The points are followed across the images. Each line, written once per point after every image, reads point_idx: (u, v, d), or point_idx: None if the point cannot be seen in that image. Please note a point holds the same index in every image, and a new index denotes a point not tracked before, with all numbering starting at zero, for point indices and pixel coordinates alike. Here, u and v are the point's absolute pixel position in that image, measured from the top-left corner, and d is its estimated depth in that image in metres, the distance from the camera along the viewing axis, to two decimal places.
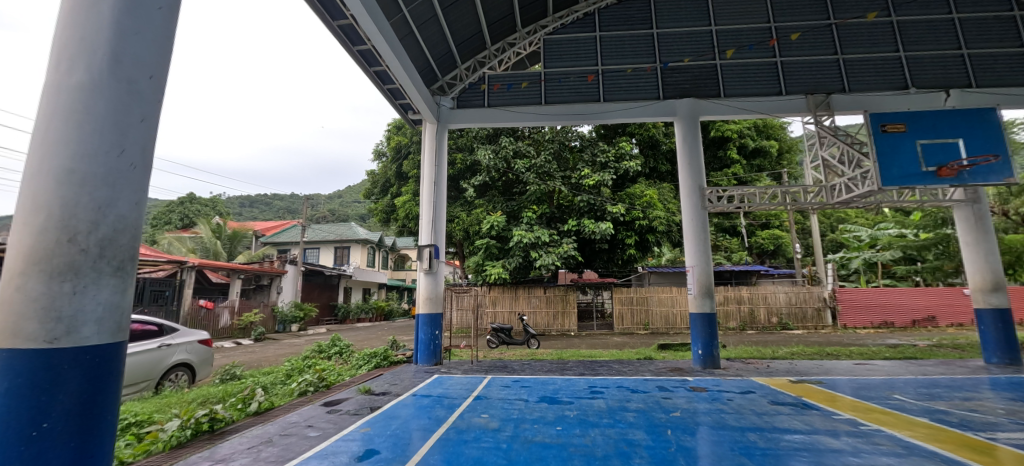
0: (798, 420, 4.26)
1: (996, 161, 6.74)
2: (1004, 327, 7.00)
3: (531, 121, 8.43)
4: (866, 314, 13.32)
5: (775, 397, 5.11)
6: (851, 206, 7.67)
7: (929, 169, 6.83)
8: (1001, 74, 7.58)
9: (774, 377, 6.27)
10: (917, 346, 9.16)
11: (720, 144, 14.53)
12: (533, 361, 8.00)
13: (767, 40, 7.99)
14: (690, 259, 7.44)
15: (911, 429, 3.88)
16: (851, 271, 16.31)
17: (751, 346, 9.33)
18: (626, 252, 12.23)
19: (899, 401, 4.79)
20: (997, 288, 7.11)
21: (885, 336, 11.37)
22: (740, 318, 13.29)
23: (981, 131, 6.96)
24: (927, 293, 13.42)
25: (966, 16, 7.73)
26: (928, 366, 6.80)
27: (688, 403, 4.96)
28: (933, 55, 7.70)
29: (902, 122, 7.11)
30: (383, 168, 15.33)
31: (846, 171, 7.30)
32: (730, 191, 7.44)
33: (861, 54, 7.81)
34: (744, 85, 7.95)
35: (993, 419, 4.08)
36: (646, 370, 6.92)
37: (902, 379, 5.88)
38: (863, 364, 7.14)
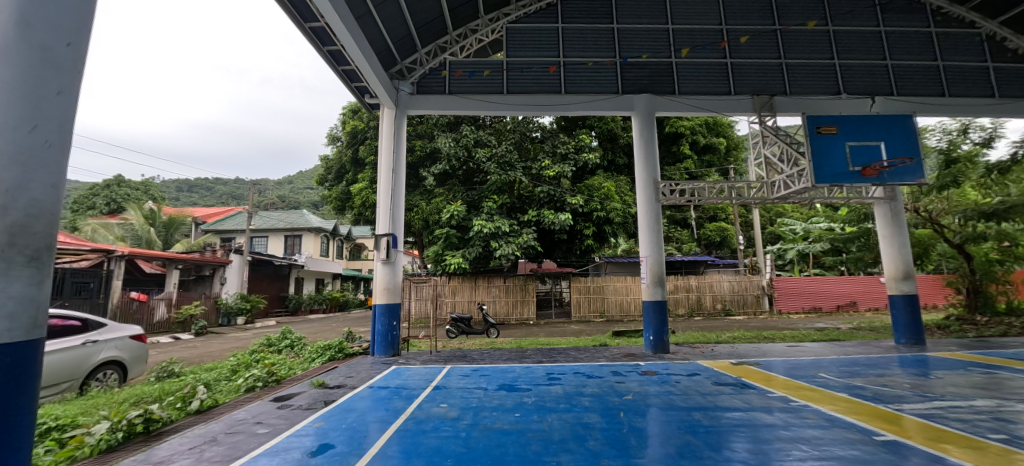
0: (738, 399, 4.60)
1: (911, 163, 7.50)
2: (912, 311, 7.86)
3: (492, 110, 8.30)
4: (799, 300, 14.55)
5: (718, 378, 5.50)
6: (788, 201, 8.30)
7: (855, 169, 7.50)
8: (917, 85, 8.42)
9: (717, 359, 6.71)
10: (840, 329, 10.13)
11: (673, 140, 15.18)
12: (492, 349, 8.05)
13: (719, 41, 8.37)
14: (644, 249, 7.73)
15: (834, 404, 4.29)
16: (787, 261, 17.82)
17: (697, 332, 9.93)
18: (584, 242, 12.61)
19: (824, 379, 5.30)
20: (907, 277, 7.95)
21: (814, 321, 12.48)
22: (688, 305, 14.05)
23: (900, 135, 7.70)
24: (851, 281, 14.88)
25: (890, 29, 8.49)
26: (848, 347, 7.55)
27: (640, 387, 5.21)
28: (863, 64, 8.40)
29: (835, 124, 7.75)
30: (338, 153, 14.72)
31: (785, 168, 7.87)
32: (682, 184, 7.77)
33: (801, 59, 8.39)
34: (697, 83, 8.30)
35: (902, 393, 4.60)
36: (601, 357, 7.19)
37: (826, 359, 6.50)
38: (796, 346, 7.79)
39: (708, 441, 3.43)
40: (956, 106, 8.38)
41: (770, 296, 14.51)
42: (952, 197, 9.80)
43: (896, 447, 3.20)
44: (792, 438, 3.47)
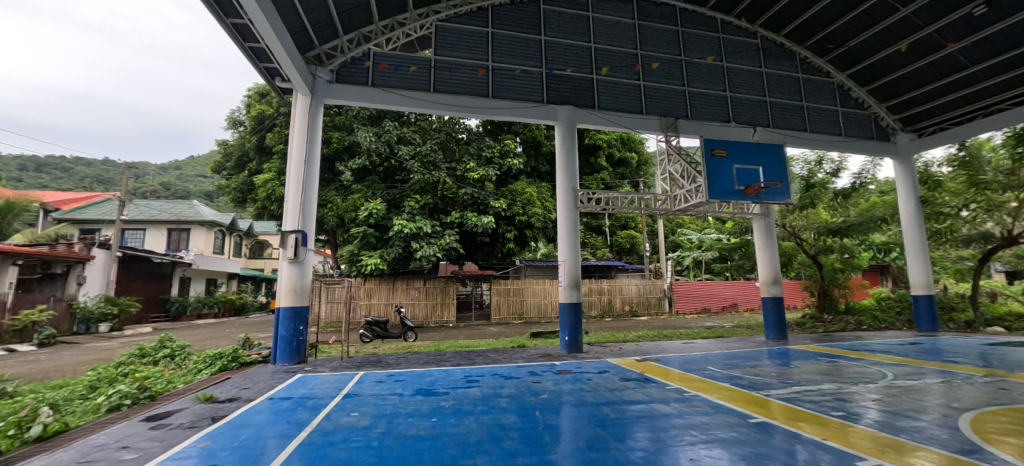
0: (640, 392, 5.02)
1: (781, 185, 8.87)
2: (779, 311, 9.24)
3: (418, 107, 8.05)
4: (693, 301, 16.31)
5: (624, 374, 5.94)
6: (687, 213, 9.25)
7: (740, 188, 8.66)
8: (788, 120, 10.01)
9: (624, 357, 7.25)
10: (725, 327, 11.56)
11: (591, 152, 16.13)
12: (409, 353, 7.79)
13: (633, 64, 9.11)
14: (562, 254, 8.07)
15: (718, 393, 4.89)
16: (684, 267, 19.87)
17: (608, 332, 10.62)
18: (506, 245, 12.78)
19: (711, 371, 6.02)
20: (775, 282, 9.35)
21: (705, 320, 14.08)
22: (601, 307, 14.90)
23: (773, 162, 9.07)
24: (734, 285, 17.08)
25: (770, 71, 10.01)
26: (731, 343, 8.65)
27: (554, 385, 5.43)
28: (748, 98, 9.77)
29: (725, 148, 8.87)
30: (239, 139, 13.22)
31: (685, 184, 8.80)
32: (598, 193, 8.27)
33: (701, 88, 9.48)
34: (614, 101, 8.92)
35: (770, 381, 5.40)
36: (519, 358, 7.35)
37: (713, 353, 7.38)
38: (689, 343, 8.72)
39: (614, 433, 3.69)
40: (814, 141, 10.14)
41: (670, 298, 16.02)
42: (810, 216, 11.67)
43: (765, 427, 3.74)
44: (685, 425, 3.88)
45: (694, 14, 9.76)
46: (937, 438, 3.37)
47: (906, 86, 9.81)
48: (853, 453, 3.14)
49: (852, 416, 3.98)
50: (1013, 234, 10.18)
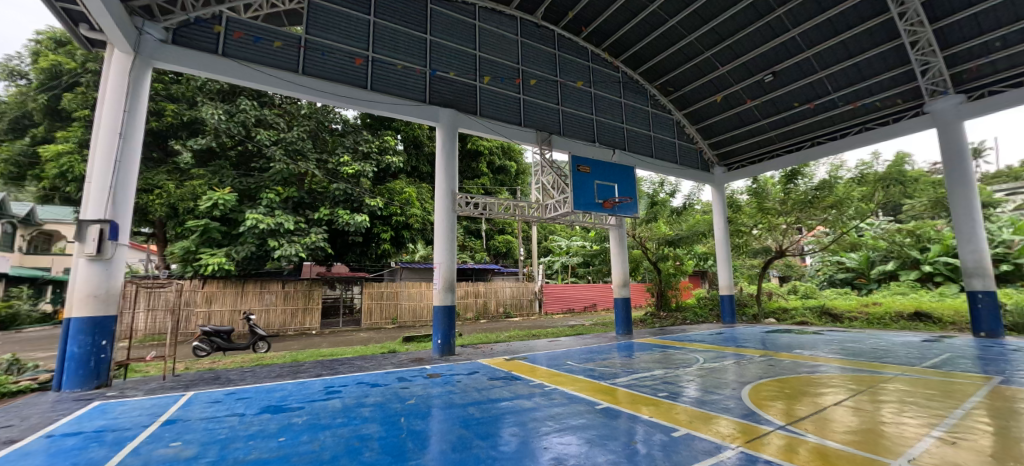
0: (506, 390, 5.26)
1: (631, 201, 10.30)
2: (627, 310, 10.65)
3: (284, 90, 7.16)
4: (559, 302, 17.69)
5: (492, 374, 6.16)
6: (557, 221, 10.08)
7: (600, 201, 9.79)
8: (639, 145, 11.83)
9: (494, 357, 7.51)
10: (584, 325, 12.85)
11: (473, 157, 16.41)
12: (259, 366, 6.82)
13: (514, 78, 9.59)
14: (438, 256, 7.98)
15: (574, 385, 5.41)
16: (553, 270, 21.43)
17: (481, 333, 10.86)
18: (381, 247, 12.31)
19: (570, 365, 6.63)
20: (624, 284, 10.70)
21: (569, 319, 15.41)
22: (476, 309, 15.09)
23: (625, 180, 10.49)
24: (594, 287, 19.02)
25: (626, 102, 11.75)
26: (588, 339, 9.65)
27: (423, 390, 5.35)
28: (610, 123, 11.23)
29: (588, 165, 9.91)
30: (18, 96, 10.03)
31: (554, 195, 9.58)
32: (476, 198, 8.45)
33: (572, 109, 10.49)
34: (495, 110, 9.23)
35: (615, 371, 6.18)
36: (388, 364, 7.04)
37: (573, 349, 8.14)
38: (554, 340, 9.46)
39: (478, 431, 3.80)
40: (657, 166, 12.11)
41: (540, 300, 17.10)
42: (653, 228, 13.60)
43: (606, 411, 4.28)
44: (542, 417, 4.20)
45: (569, 41, 10.76)
46: (727, 407, 4.26)
47: (722, 129, 12.64)
48: (668, 425, 3.78)
49: (671, 395, 4.78)
50: (783, 247, 13.09)
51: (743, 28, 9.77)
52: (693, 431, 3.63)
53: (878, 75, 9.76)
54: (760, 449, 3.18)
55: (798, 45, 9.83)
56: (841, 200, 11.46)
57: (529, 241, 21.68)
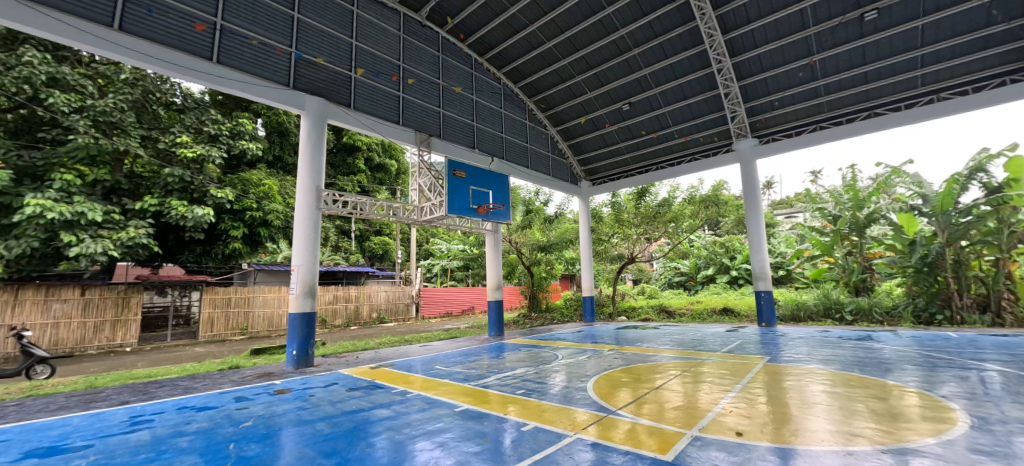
0: (365, 401, 4.93)
1: (503, 208, 10.88)
2: (500, 312, 11.01)
3: (92, 46, 5.72)
4: (438, 306, 17.41)
5: (352, 385, 5.74)
6: (433, 224, 10.06)
7: (475, 207, 10.08)
8: (516, 155, 12.54)
9: (358, 366, 7.02)
10: (459, 328, 12.89)
11: (349, 152, 15.40)
12: (31, 398, 5.22)
13: (391, 74, 9.22)
14: (296, 257, 7.17)
15: (438, 389, 5.33)
16: (432, 274, 21.04)
17: (348, 341, 10.07)
18: (230, 245, 11.41)
19: (438, 370, 6.56)
20: (498, 287, 11.11)
21: (445, 323, 15.28)
22: (346, 315, 13.92)
23: (499, 188, 11.05)
24: (472, 290, 19.06)
25: (506, 113, 12.36)
26: (461, 342, 9.70)
27: (266, 409, 4.70)
28: (489, 131, 11.67)
29: (464, 170, 10.12)
30: None
31: (432, 198, 9.59)
32: (345, 196, 7.90)
33: (453, 113, 10.60)
34: (371, 105, 8.76)
35: (482, 372, 6.30)
36: (226, 382, 6.05)
37: (445, 353, 8.09)
38: (426, 345, 9.27)
39: (322, 449, 3.46)
40: (531, 176, 13.09)
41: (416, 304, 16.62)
42: (527, 234, 14.27)
43: (465, 412, 4.26)
44: (397, 424, 4.01)
45: (453, 46, 10.83)
46: (576, 397, 4.65)
47: (590, 147, 14.41)
48: (521, 420, 3.92)
49: (530, 390, 5.04)
50: (633, 255, 14.59)
51: (607, 61, 11.31)
52: (541, 423, 3.77)
53: (701, 116, 12.13)
54: (596, 436, 3.42)
55: (647, 82, 11.75)
56: (677, 215, 13.46)
57: (408, 243, 20.91)
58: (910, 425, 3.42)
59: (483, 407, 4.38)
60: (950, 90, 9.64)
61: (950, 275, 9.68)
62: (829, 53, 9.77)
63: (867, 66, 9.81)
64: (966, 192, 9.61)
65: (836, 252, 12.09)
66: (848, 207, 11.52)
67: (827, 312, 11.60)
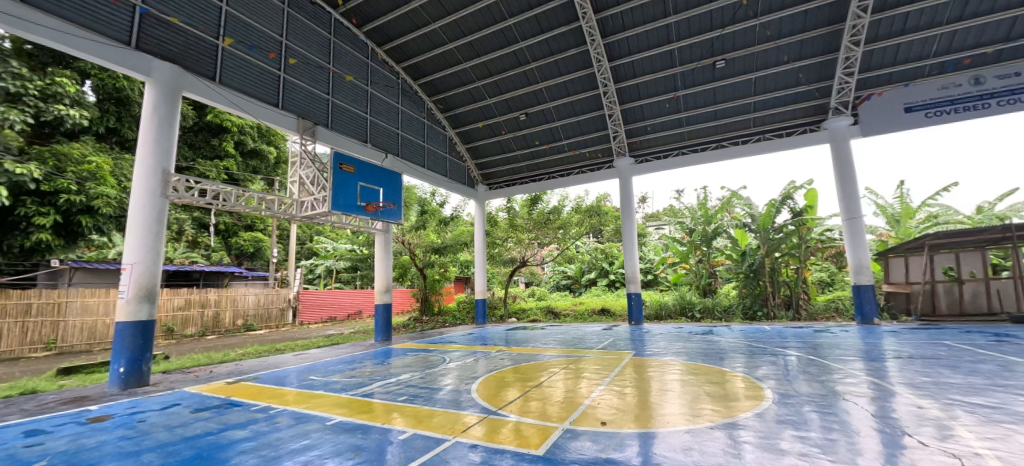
0: (215, 422, 4.25)
1: (393, 207, 10.57)
2: (388, 315, 10.52)
3: None
4: (318, 311, 15.94)
5: (201, 404, 4.92)
6: (314, 221, 9.31)
7: (362, 204, 9.63)
8: (411, 153, 12.22)
9: (211, 382, 6.07)
10: (342, 334, 12.00)
11: (216, 133, 13.45)
12: None
13: (270, 51, 8.28)
14: (130, 254, 5.95)
15: (310, 401, 4.85)
16: (315, 275, 19.25)
17: (201, 353, 8.66)
18: (34, 235, 9.11)
19: (311, 380, 5.99)
20: (387, 290, 10.58)
21: (326, 329, 14.09)
22: (202, 323, 11.93)
23: (391, 187, 10.70)
24: (359, 294, 17.87)
25: (403, 109, 11.95)
26: (342, 349, 9.04)
27: (71, 443, 3.77)
28: (383, 126, 11.18)
29: (353, 164, 9.62)
30: None
31: (314, 191, 8.98)
32: (203, 183, 6.78)
33: (343, 103, 9.92)
34: (244, 81, 7.80)
35: (363, 380, 5.92)
36: (14, 412, 4.72)
37: (321, 362, 7.45)
38: (301, 354, 8.43)
39: None
40: (427, 176, 12.85)
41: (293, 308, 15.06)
42: (421, 235, 13.90)
43: (338, 425, 3.93)
44: (255, 446, 3.52)
45: (347, 31, 10.15)
46: (460, 400, 4.63)
47: (487, 152, 14.68)
48: (401, 428, 3.76)
49: (414, 396, 4.89)
50: (525, 258, 15.07)
51: (505, 70, 11.66)
52: (423, 430, 3.66)
53: (588, 133, 13.20)
54: (477, 438, 3.45)
55: (543, 96, 12.37)
56: (565, 222, 14.35)
57: (287, 240, 18.88)
58: (736, 404, 4.12)
59: (360, 418, 4.11)
60: (773, 132, 11.95)
61: (767, 279, 12.03)
62: (690, 90, 11.39)
63: (717, 105, 11.68)
64: (780, 214, 12.00)
65: (691, 260, 14.14)
66: (700, 222, 13.56)
67: (682, 311, 13.48)
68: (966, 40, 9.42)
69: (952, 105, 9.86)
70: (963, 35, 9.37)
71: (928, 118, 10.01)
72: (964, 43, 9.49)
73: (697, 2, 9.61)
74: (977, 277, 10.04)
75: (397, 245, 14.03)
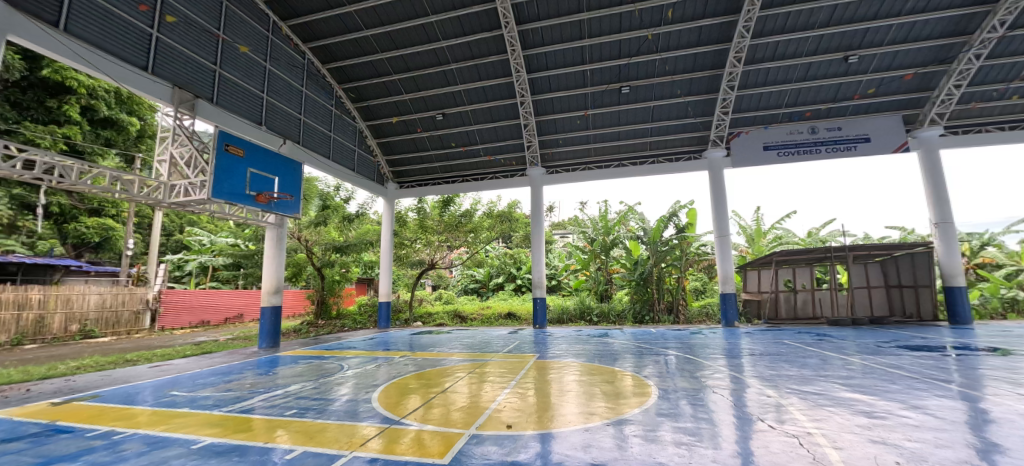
0: (31, 454, 3.41)
1: (291, 200, 9.66)
2: (276, 319, 9.52)
3: None
4: (185, 314, 13.80)
5: (11, 433, 3.92)
6: (187, 209, 8.15)
7: (251, 193, 8.65)
8: (314, 142, 11.29)
9: (29, 404, 4.88)
10: (216, 341, 10.56)
11: (54, 93, 11.12)
12: None
13: (140, 3, 7.11)
14: None
15: (170, 422, 4.13)
16: (184, 273, 16.64)
17: (16, 367, 6.94)
18: None
19: (173, 397, 5.13)
20: (276, 291, 9.61)
21: (196, 335, 12.26)
22: (19, 330, 9.66)
23: (289, 177, 9.76)
24: (241, 294, 15.97)
25: (308, 93, 11.01)
26: (215, 358, 7.94)
27: None
28: (282, 109, 10.19)
29: (242, 148, 8.63)
30: None
31: (189, 174, 7.85)
32: (31, 152, 5.49)
33: (234, 76, 8.83)
34: (102, 34, 6.58)
35: (241, 394, 5.23)
36: None
37: (187, 374, 6.45)
38: (160, 365, 7.22)
39: None
40: (331, 168, 11.97)
41: (154, 311, 12.87)
42: (321, 232, 12.90)
43: (207, 448, 3.40)
44: None
45: None
46: (358, 410, 4.33)
47: (400, 149, 14.17)
48: (288, 446, 3.39)
49: (304, 409, 4.46)
50: (434, 261, 14.79)
51: (423, 67, 11.39)
52: (315, 446, 3.35)
53: (504, 140, 13.42)
54: (376, 451, 3.24)
55: (461, 98, 12.31)
56: (476, 226, 14.33)
57: (147, 230, 16.17)
58: (625, 401, 4.47)
59: (237, 438, 3.61)
60: (665, 156, 13.33)
61: (654, 287, 13.34)
62: (597, 110, 12.22)
63: (621, 126, 12.69)
64: (667, 229, 13.40)
65: (591, 267, 15.11)
66: (601, 232, 14.56)
67: (582, 315, 14.33)
68: (808, 97, 11.51)
69: (797, 148, 11.76)
70: (806, 93, 11.43)
71: (780, 156, 11.78)
72: (807, 99, 11.58)
73: (608, 30, 10.38)
74: (808, 287, 12.30)
75: (292, 242, 12.83)
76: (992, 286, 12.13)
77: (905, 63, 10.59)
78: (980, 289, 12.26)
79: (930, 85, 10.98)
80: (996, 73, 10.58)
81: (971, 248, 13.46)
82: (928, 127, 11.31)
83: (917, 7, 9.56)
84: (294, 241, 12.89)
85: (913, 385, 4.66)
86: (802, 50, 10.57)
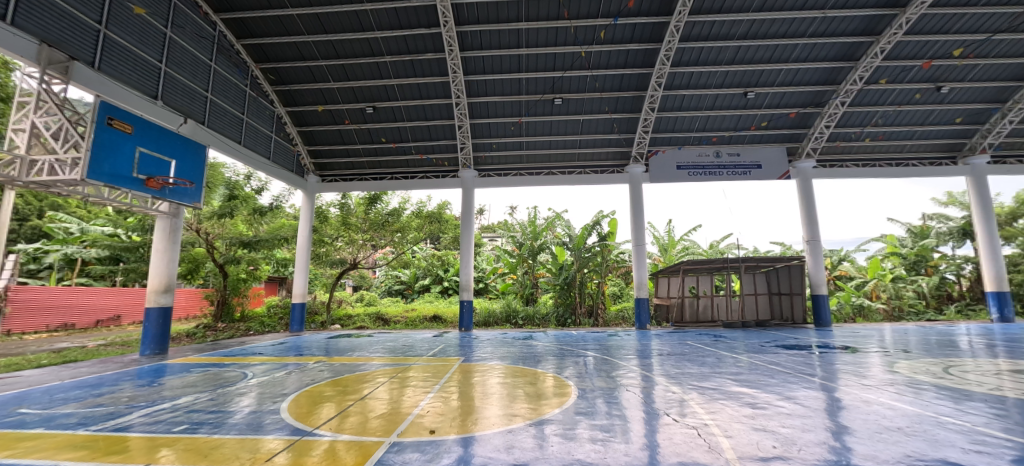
0: None
1: (191, 186, 8.61)
2: (164, 322, 8.40)
3: None
4: (42, 316, 11.60)
5: None
6: (50, 190, 6.92)
7: (139, 175, 7.59)
8: (222, 123, 10.23)
9: None
10: (84, 347, 9.00)
11: None
12: None
13: None
14: None
15: (14, 447, 3.42)
16: (43, 267, 13.91)
17: None
18: None
19: (21, 415, 4.28)
20: (167, 290, 8.50)
21: (55, 341, 10.34)
22: None
23: (190, 161, 8.69)
24: (117, 293, 13.85)
25: (218, 69, 9.94)
26: (80, 368, 6.78)
27: None
28: (184, 83, 9.09)
29: (129, 123, 7.54)
30: None
31: (56, 148, 6.65)
32: None
33: (124, 41, 7.69)
34: None
35: (115, 409, 4.50)
36: None
37: (42, 388, 5.43)
38: (2, 378, 5.99)
39: None
40: (242, 154, 10.93)
41: None
42: (225, 225, 11.69)
43: None
44: None
45: None
46: (262, 423, 3.95)
47: (323, 140, 13.30)
48: None
49: (196, 424, 3.95)
50: (356, 260, 14.02)
51: (354, 56, 10.85)
52: None
53: (436, 139, 13.25)
54: None
55: (394, 93, 11.91)
56: (404, 226, 13.85)
57: None
58: (546, 401, 4.58)
59: (107, 462, 3.09)
60: (591, 167, 14.00)
61: (577, 291, 13.94)
62: (531, 118, 12.48)
63: (553, 135, 13.09)
64: (590, 236, 14.05)
65: (518, 271, 15.35)
66: (529, 236, 14.81)
67: (507, 318, 14.48)
68: (715, 124, 12.82)
69: (704, 170, 12.74)
70: (713, 120, 12.70)
71: (690, 176, 12.67)
72: (714, 126, 12.87)
73: (545, 41, 10.68)
74: (708, 293, 13.59)
75: (188, 234, 11.42)
76: (847, 293, 14.40)
77: (790, 102, 12.22)
78: (838, 296, 14.47)
79: (807, 124, 12.77)
80: (854, 118, 12.59)
81: (833, 262, 15.89)
82: (805, 159, 13.01)
83: (802, 56, 11.07)
84: (191, 234, 11.50)
85: (787, 379, 5.34)
86: (712, 82, 11.72)
